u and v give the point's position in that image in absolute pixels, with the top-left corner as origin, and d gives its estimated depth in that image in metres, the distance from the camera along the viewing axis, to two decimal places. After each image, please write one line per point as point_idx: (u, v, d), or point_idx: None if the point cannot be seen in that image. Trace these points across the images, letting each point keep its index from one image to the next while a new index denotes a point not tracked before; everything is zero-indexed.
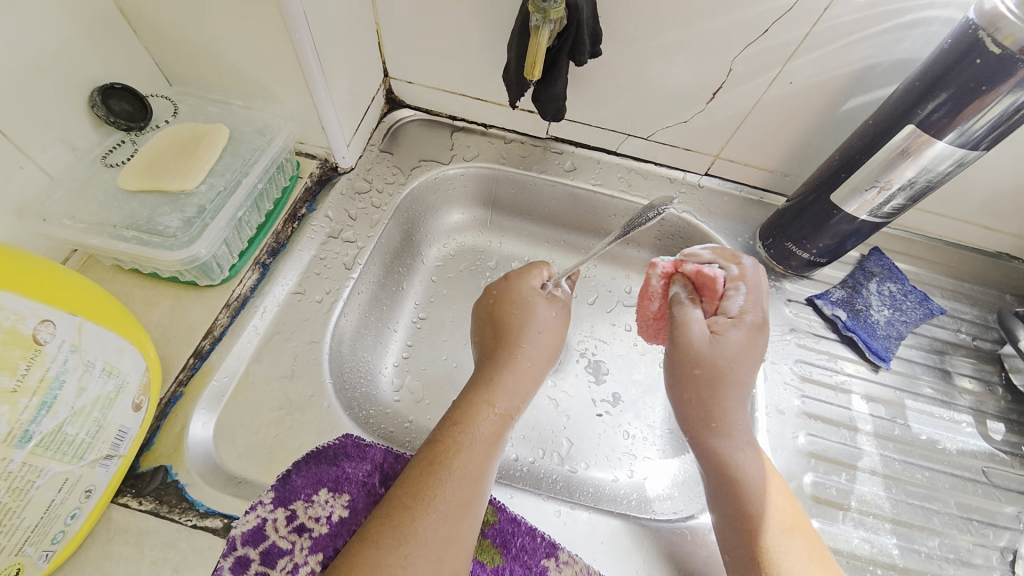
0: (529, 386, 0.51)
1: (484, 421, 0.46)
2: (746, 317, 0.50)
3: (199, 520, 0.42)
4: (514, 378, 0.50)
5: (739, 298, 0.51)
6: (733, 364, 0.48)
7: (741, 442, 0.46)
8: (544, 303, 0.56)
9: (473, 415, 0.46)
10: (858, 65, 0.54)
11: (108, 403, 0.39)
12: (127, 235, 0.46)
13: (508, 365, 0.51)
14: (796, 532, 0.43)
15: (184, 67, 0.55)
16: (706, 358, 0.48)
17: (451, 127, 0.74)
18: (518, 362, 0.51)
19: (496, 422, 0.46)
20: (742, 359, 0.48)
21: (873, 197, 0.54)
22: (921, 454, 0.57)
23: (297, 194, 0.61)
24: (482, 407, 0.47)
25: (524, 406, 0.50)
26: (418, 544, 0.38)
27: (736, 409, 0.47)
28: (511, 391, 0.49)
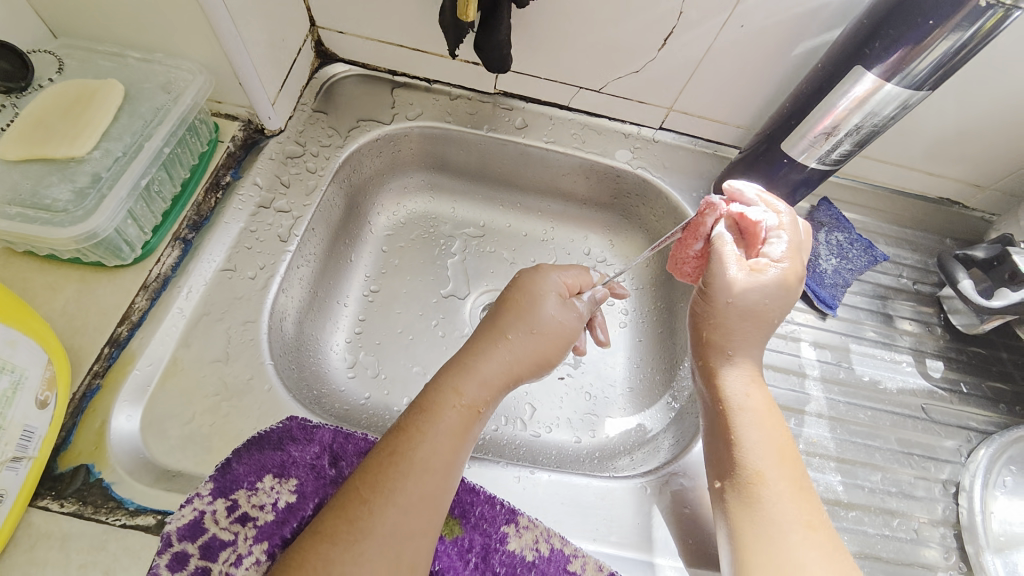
0: (506, 381, 0.47)
1: (450, 411, 0.42)
2: (732, 272, 0.45)
3: (129, 519, 0.39)
4: (490, 366, 0.46)
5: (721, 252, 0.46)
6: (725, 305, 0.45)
7: (732, 364, 0.46)
8: (553, 302, 0.50)
9: (439, 403, 0.42)
10: (808, 6, 0.53)
11: (2, 401, 0.35)
12: (8, 212, 0.40)
13: (486, 355, 0.46)
14: (790, 465, 0.43)
15: (63, 14, 0.47)
16: (716, 310, 0.46)
17: (391, 83, 0.68)
18: (500, 360, 0.46)
19: (464, 412, 0.43)
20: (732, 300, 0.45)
21: (821, 145, 0.53)
22: (864, 395, 0.60)
23: (218, 160, 0.55)
24: (449, 395, 0.43)
25: (497, 396, 0.46)
26: (375, 540, 0.36)
27: (742, 347, 0.46)
28: (485, 377, 0.45)
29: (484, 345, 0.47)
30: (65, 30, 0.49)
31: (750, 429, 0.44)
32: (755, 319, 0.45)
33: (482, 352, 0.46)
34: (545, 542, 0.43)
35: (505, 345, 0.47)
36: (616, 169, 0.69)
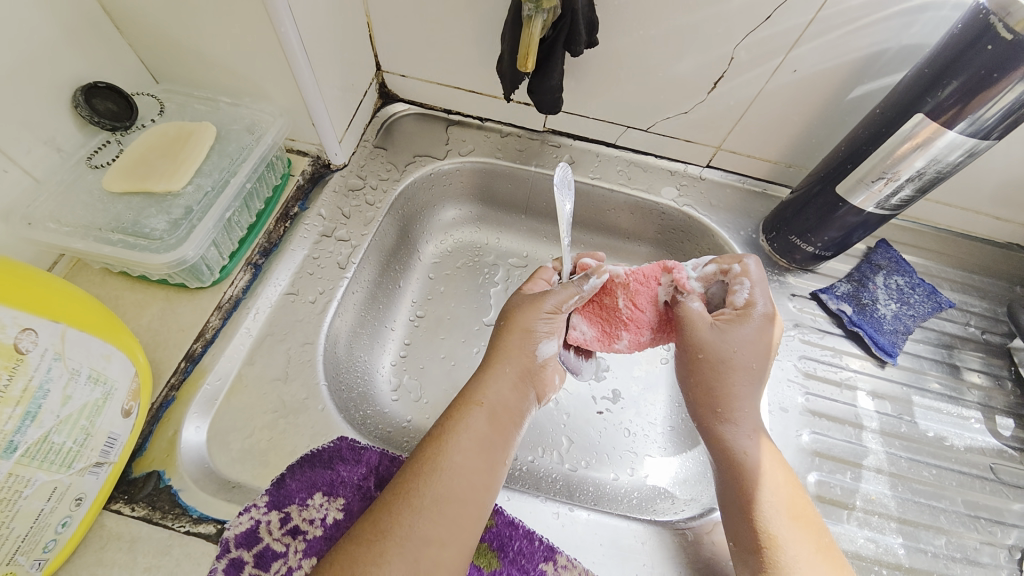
0: (513, 389, 0.49)
1: (476, 424, 0.45)
2: (753, 310, 0.49)
3: (192, 526, 0.42)
4: (508, 385, 0.48)
5: (745, 293, 0.50)
6: (736, 351, 0.48)
7: (748, 428, 0.47)
8: (543, 328, 0.51)
9: (460, 412, 0.46)
10: (865, 51, 0.53)
11: (96, 410, 0.38)
12: (113, 238, 0.45)
13: (496, 374, 0.49)
14: (802, 522, 0.43)
15: (169, 65, 0.54)
16: (710, 345, 0.48)
17: (447, 121, 0.72)
18: (518, 379, 0.49)
19: (483, 422, 0.45)
20: (745, 344, 0.48)
21: (879, 189, 0.52)
22: (929, 452, 0.56)
23: (288, 193, 0.61)
24: (469, 407, 0.46)
25: (512, 406, 0.48)
26: (395, 542, 0.38)
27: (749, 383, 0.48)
28: (502, 390, 0.48)
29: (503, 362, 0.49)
30: (169, 77, 0.56)
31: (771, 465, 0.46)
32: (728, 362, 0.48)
33: (500, 363, 0.49)
34: None
35: (520, 369, 0.50)
36: (661, 206, 0.70)
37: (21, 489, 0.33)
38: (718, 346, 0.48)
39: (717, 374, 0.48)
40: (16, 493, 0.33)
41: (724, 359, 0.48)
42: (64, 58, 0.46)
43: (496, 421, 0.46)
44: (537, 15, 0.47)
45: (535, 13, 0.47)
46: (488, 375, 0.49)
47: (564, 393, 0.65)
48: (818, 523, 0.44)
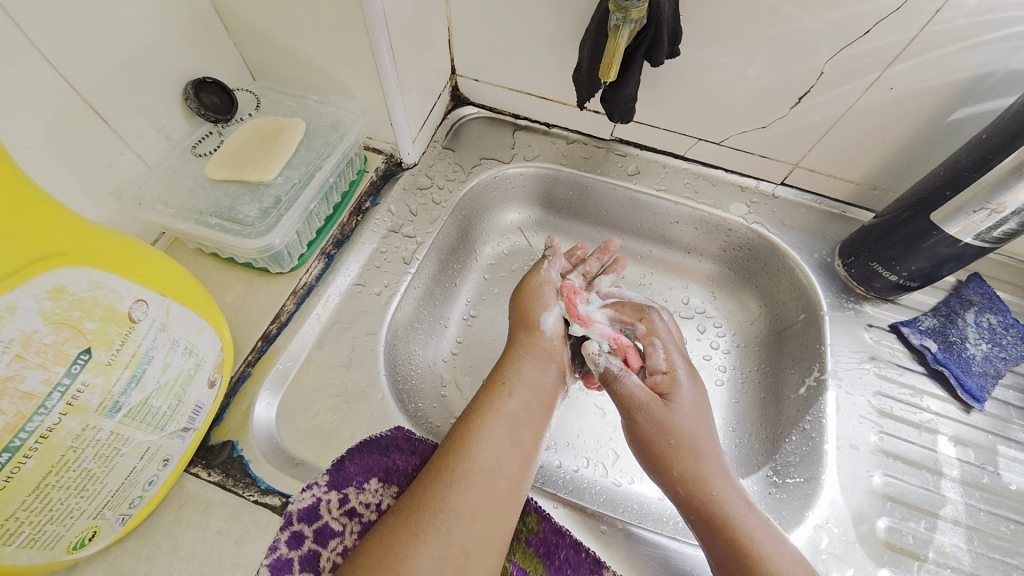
0: (542, 373, 0.53)
1: (507, 407, 0.49)
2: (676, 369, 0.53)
3: (260, 496, 0.44)
4: (533, 369, 0.53)
5: (661, 355, 0.54)
6: (684, 419, 0.50)
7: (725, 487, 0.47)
8: (552, 320, 0.57)
9: (492, 401, 0.49)
10: (972, 73, 0.49)
11: (187, 380, 0.41)
12: (210, 222, 0.49)
13: (524, 361, 0.53)
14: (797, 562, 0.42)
15: (267, 63, 0.58)
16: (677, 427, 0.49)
17: (514, 125, 0.73)
18: (542, 363, 0.54)
19: (515, 406, 0.50)
20: (688, 412, 0.50)
21: (979, 221, 0.48)
22: (1012, 507, 0.51)
23: (362, 188, 0.63)
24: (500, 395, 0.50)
25: (545, 395, 0.52)
26: (431, 512, 0.41)
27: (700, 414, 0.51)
28: (529, 377, 0.52)
29: (526, 350, 0.54)
30: (265, 75, 0.60)
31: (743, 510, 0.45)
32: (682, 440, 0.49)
33: (527, 353, 0.54)
34: None
35: (540, 348, 0.55)
36: (728, 223, 0.68)
37: (118, 447, 0.36)
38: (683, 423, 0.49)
39: (674, 435, 0.49)
40: (114, 450, 0.36)
41: (691, 437, 0.49)
42: (179, 55, 0.51)
43: (524, 404, 0.50)
44: (624, 25, 0.46)
45: (622, 23, 0.46)
46: (515, 362, 0.53)
47: (613, 406, 0.65)
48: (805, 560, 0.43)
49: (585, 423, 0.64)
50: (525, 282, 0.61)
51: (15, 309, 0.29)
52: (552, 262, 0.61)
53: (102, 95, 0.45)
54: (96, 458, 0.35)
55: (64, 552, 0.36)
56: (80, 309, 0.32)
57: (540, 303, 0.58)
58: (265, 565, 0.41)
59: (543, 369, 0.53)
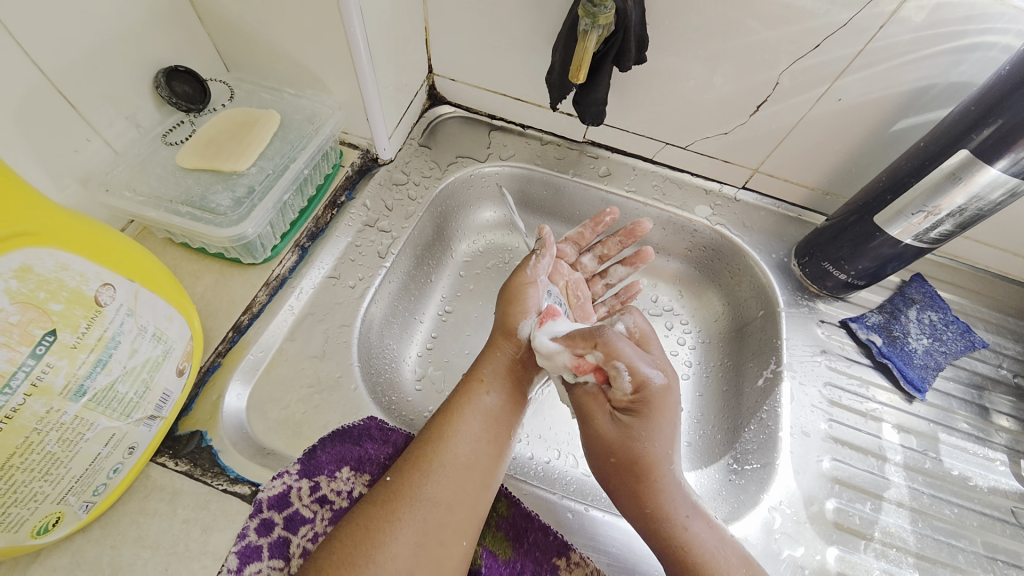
0: (517, 372, 0.54)
1: (482, 402, 0.50)
2: (648, 387, 0.47)
3: (229, 486, 0.44)
4: (509, 368, 0.53)
5: (627, 375, 0.47)
6: (646, 445, 0.46)
7: (686, 516, 0.45)
8: (529, 318, 0.55)
9: (468, 395, 0.50)
10: (911, 86, 0.53)
11: (156, 366, 0.40)
12: (181, 210, 0.48)
13: (496, 359, 0.54)
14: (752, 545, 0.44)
15: (241, 55, 0.58)
16: (620, 446, 0.47)
17: (490, 125, 0.75)
18: (517, 360, 0.54)
19: (492, 402, 0.50)
20: (657, 436, 0.46)
21: (918, 223, 0.53)
22: (952, 490, 0.55)
23: (338, 182, 0.64)
24: (477, 388, 0.51)
25: (520, 389, 0.53)
26: (411, 505, 0.42)
27: (667, 438, 0.47)
28: (502, 373, 0.53)
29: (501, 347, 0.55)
30: (239, 67, 0.59)
31: (710, 497, 0.46)
32: (637, 467, 0.46)
33: (497, 354, 0.54)
34: None
35: (513, 352, 0.54)
36: (694, 223, 0.71)
37: (82, 432, 0.36)
38: (625, 442, 0.47)
39: (616, 454, 0.47)
40: (78, 435, 0.35)
41: (635, 459, 0.46)
42: (152, 42, 0.50)
43: (502, 398, 0.51)
44: (592, 30, 0.48)
45: (591, 28, 0.48)
46: (491, 363, 0.53)
47: None
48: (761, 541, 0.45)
49: (556, 416, 0.65)
50: (509, 284, 0.58)
51: None
52: (539, 257, 0.58)
53: (71, 78, 0.44)
54: (58, 443, 0.34)
55: (27, 537, 0.36)
56: (46, 290, 0.32)
57: (524, 305, 0.56)
58: (234, 552, 0.41)
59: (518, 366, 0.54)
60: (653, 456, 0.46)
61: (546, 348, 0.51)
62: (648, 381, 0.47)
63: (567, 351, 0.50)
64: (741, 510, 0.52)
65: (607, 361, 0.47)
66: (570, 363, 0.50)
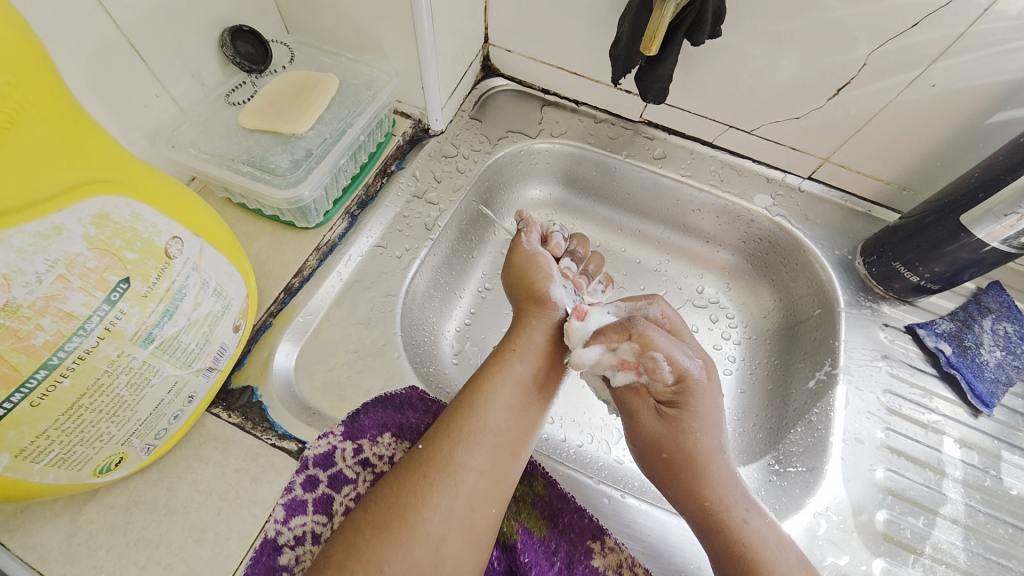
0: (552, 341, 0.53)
1: (514, 370, 0.49)
2: (688, 377, 0.49)
3: (277, 441, 0.46)
4: (543, 336, 0.53)
5: (666, 366, 0.49)
6: (696, 437, 0.48)
7: (746, 509, 0.45)
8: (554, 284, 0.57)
9: (502, 362, 0.50)
10: (1015, 75, 0.48)
11: (215, 321, 0.42)
12: (241, 169, 0.49)
13: (534, 329, 0.53)
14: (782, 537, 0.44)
15: (302, 17, 0.57)
16: (670, 441, 0.49)
17: (542, 100, 0.73)
18: (551, 332, 0.54)
19: (525, 370, 0.50)
20: (704, 425, 0.49)
21: (1006, 227, 0.48)
22: (1010, 511, 0.52)
23: (389, 151, 0.63)
24: (509, 355, 0.50)
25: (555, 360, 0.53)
26: (447, 473, 0.42)
27: (710, 416, 0.49)
28: (536, 342, 0.52)
29: (536, 317, 0.54)
30: (300, 29, 0.59)
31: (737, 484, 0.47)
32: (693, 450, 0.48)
33: (532, 322, 0.54)
34: (629, 569, 0.45)
35: (547, 318, 0.54)
36: (751, 213, 0.67)
37: (149, 378, 0.37)
38: (674, 434, 0.48)
39: (669, 450, 0.49)
40: (145, 380, 0.37)
41: (687, 453, 0.48)
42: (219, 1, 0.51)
43: (534, 369, 0.51)
44: None
45: None
46: (524, 332, 0.53)
47: None
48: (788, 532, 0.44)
49: (591, 401, 0.64)
50: (514, 258, 0.60)
51: (61, 229, 0.29)
52: (527, 235, 0.61)
53: (142, 34, 0.45)
54: (127, 386, 0.36)
55: (90, 474, 0.38)
56: (122, 239, 0.33)
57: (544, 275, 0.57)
58: (281, 504, 0.42)
59: (551, 337, 0.53)
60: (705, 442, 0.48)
61: (580, 352, 0.51)
62: (687, 368, 0.49)
63: (603, 352, 0.50)
64: (784, 512, 0.50)
65: (647, 355, 0.49)
66: (618, 362, 0.50)
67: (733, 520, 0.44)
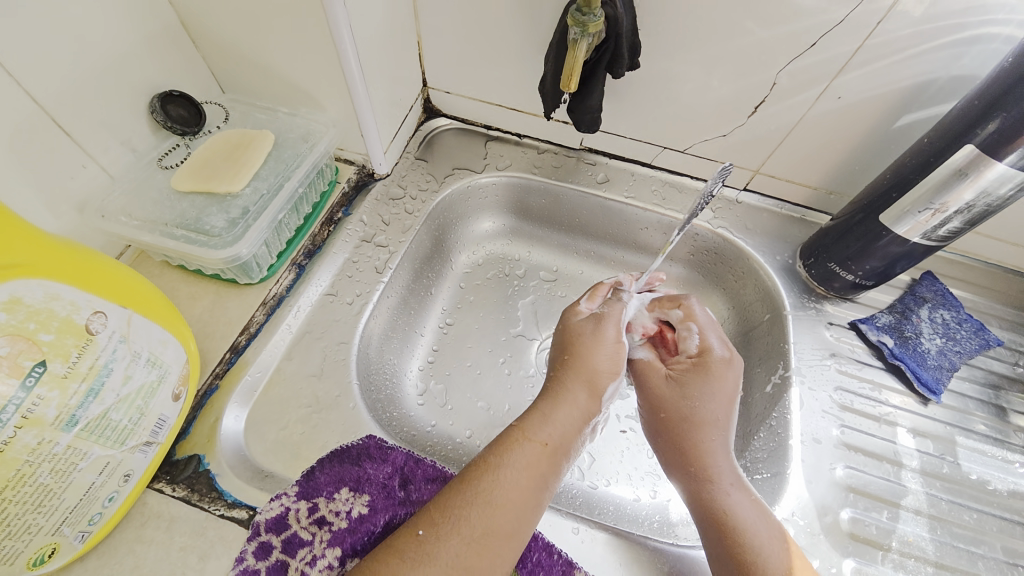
0: (578, 425, 0.48)
1: (527, 451, 0.44)
2: (709, 354, 0.51)
3: (226, 511, 0.44)
4: (568, 413, 0.48)
5: (694, 338, 0.53)
6: (699, 404, 0.49)
7: (728, 486, 0.46)
8: (609, 352, 0.52)
9: (511, 443, 0.45)
10: (911, 81, 0.52)
11: (150, 393, 0.40)
12: (175, 233, 0.48)
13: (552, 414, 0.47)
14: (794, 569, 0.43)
15: (236, 76, 0.58)
16: (670, 403, 0.50)
17: (486, 136, 0.75)
18: (586, 411, 0.49)
19: (535, 451, 0.44)
20: (709, 398, 0.49)
21: (926, 220, 0.51)
22: (971, 496, 0.53)
23: (334, 198, 0.64)
24: (520, 436, 0.45)
25: (572, 441, 0.47)
26: (436, 566, 0.37)
27: (720, 456, 0.47)
28: (560, 426, 0.47)
29: (569, 393, 0.49)
30: (235, 88, 0.60)
31: (756, 520, 0.44)
32: (699, 422, 0.48)
33: (567, 396, 0.49)
34: None
35: (586, 405, 0.49)
36: (695, 227, 0.70)
37: (76, 462, 0.35)
38: (676, 400, 0.50)
39: (679, 444, 0.48)
40: (71, 465, 0.35)
41: (683, 415, 0.49)
42: (147, 68, 0.51)
43: (547, 451, 0.45)
44: (582, 38, 0.47)
45: (581, 36, 0.48)
46: (537, 410, 0.48)
47: None
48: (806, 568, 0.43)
49: None
50: (573, 335, 0.53)
51: None
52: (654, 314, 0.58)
53: (64, 107, 0.45)
54: (51, 474, 0.34)
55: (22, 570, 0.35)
56: (36, 321, 0.32)
57: (603, 348, 0.52)
58: None
59: (583, 426, 0.48)
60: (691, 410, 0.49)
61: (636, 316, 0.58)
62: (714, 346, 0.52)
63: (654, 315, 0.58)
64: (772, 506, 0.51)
65: (682, 321, 0.55)
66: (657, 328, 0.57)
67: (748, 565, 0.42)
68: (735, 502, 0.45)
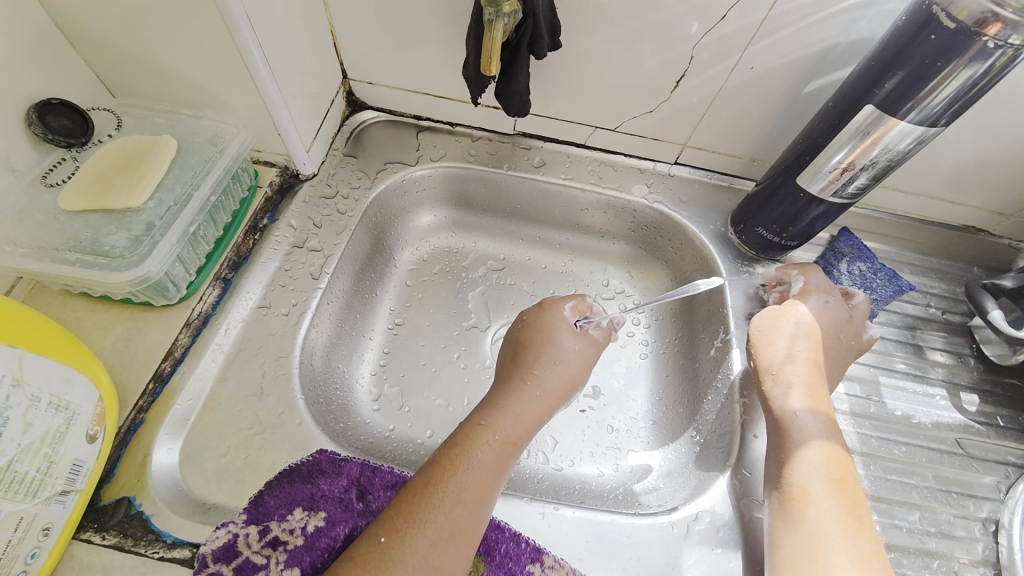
0: (534, 415, 0.48)
1: (485, 447, 0.44)
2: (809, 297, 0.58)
3: (166, 552, 0.41)
4: (524, 403, 0.48)
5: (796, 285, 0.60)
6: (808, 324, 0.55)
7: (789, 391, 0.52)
8: (569, 336, 0.53)
9: (472, 440, 0.44)
10: (818, 47, 0.54)
11: (59, 437, 0.36)
12: (70, 258, 0.43)
13: (516, 398, 0.48)
14: (842, 485, 0.46)
15: (127, 78, 0.52)
16: (772, 323, 0.57)
17: (417, 127, 0.72)
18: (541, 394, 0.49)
19: (495, 447, 0.44)
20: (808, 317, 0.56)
21: (834, 179, 0.54)
22: (897, 430, 0.59)
23: (257, 205, 0.60)
24: (482, 432, 0.45)
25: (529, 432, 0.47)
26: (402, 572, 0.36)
27: (802, 365, 0.54)
28: (521, 416, 0.47)
29: (525, 383, 0.49)
30: (128, 92, 0.54)
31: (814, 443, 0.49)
32: (812, 341, 0.55)
33: (523, 387, 0.49)
34: None
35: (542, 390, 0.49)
36: (633, 204, 0.71)
37: None
38: (777, 321, 0.57)
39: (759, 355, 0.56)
40: None
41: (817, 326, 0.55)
42: (15, 75, 0.45)
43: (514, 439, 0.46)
44: (497, 19, 0.47)
45: (495, 17, 0.48)
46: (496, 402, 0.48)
47: None
48: (856, 482, 0.47)
49: None
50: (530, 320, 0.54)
51: None
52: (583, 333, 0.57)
53: None
54: None
55: None
56: None
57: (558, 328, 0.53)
58: None
59: (538, 412, 0.49)
60: (782, 327, 0.56)
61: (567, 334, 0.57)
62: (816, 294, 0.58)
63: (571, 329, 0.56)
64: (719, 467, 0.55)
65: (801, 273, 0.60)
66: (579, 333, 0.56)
67: (792, 472, 0.48)
68: (801, 422, 0.50)
